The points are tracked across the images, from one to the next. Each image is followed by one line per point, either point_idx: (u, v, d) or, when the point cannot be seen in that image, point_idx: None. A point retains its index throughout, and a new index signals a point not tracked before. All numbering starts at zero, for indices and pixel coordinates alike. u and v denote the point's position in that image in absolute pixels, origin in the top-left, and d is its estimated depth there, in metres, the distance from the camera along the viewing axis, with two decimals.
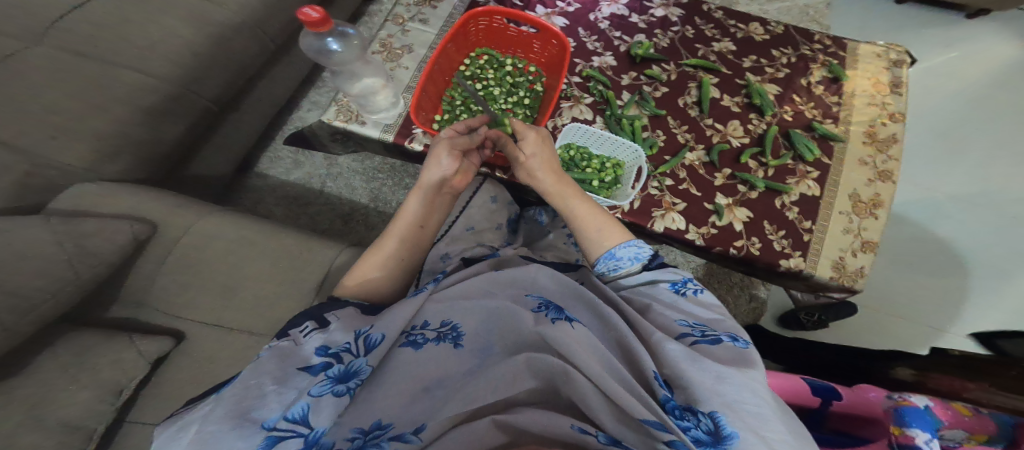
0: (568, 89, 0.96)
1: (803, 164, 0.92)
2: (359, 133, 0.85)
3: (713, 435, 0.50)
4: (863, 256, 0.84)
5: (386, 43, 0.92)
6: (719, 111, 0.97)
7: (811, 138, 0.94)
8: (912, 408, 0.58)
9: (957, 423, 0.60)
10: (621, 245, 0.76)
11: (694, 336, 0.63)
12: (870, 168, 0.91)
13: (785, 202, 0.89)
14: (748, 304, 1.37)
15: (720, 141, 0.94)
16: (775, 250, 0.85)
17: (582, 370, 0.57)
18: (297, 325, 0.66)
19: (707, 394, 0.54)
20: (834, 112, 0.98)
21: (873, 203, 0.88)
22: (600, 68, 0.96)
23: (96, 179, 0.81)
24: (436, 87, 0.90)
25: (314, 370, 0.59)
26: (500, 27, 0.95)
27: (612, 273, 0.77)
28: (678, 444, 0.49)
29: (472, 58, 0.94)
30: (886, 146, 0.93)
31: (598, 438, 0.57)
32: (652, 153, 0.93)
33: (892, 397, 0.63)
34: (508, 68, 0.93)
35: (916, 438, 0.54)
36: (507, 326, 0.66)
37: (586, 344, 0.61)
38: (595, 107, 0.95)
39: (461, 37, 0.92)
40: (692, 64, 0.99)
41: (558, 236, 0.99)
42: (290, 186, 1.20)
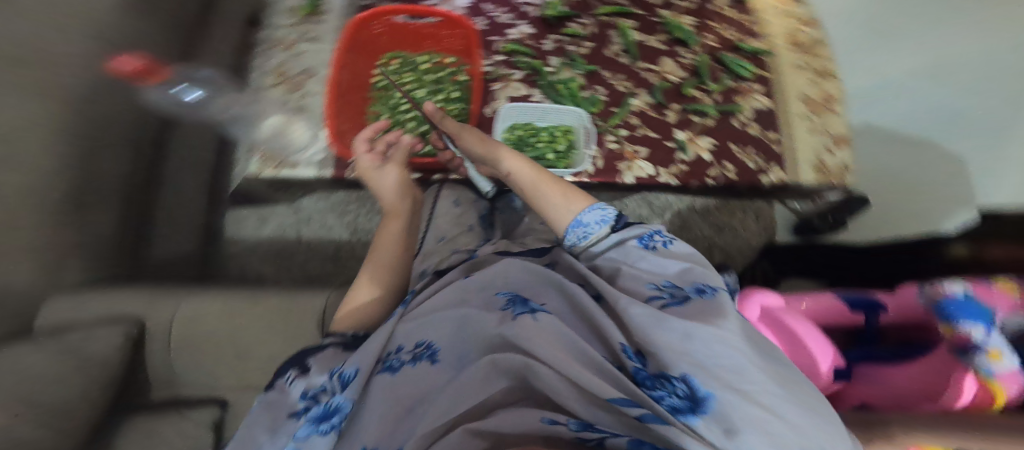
0: (495, 70, 0.88)
1: (744, 82, 0.89)
2: (294, 177, 0.83)
3: (691, 402, 0.44)
4: (839, 152, 0.85)
5: (278, 73, 1.04)
6: (648, 52, 0.90)
7: (743, 58, 0.90)
8: (952, 299, 0.57)
9: (1013, 310, 0.58)
10: (587, 209, 0.68)
11: (663, 299, 0.55)
12: (809, 68, 0.90)
13: (743, 121, 0.86)
14: (757, 224, 1.28)
15: (660, 79, 0.88)
16: (750, 169, 0.83)
17: (544, 359, 0.51)
18: (283, 374, 0.59)
19: (679, 355, 0.47)
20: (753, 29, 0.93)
21: (825, 101, 0.88)
22: (519, 40, 0.89)
23: (55, 290, 0.75)
24: (354, 103, 0.90)
25: (299, 415, 0.55)
26: (403, 28, 0.93)
27: (583, 242, 0.67)
28: (649, 417, 0.43)
29: (383, 65, 0.91)
30: (813, 47, 0.93)
31: (571, 425, 0.47)
32: (599, 110, 0.87)
33: (925, 291, 0.62)
34: (425, 65, 0.89)
35: (973, 336, 0.52)
36: (470, 328, 0.61)
37: (550, 332, 0.55)
38: (528, 81, 0.88)
39: (364, 47, 0.92)
40: (607, 11, 0.91)
41: (535, 219, 0.86)
42: (270, 242, 1.22)
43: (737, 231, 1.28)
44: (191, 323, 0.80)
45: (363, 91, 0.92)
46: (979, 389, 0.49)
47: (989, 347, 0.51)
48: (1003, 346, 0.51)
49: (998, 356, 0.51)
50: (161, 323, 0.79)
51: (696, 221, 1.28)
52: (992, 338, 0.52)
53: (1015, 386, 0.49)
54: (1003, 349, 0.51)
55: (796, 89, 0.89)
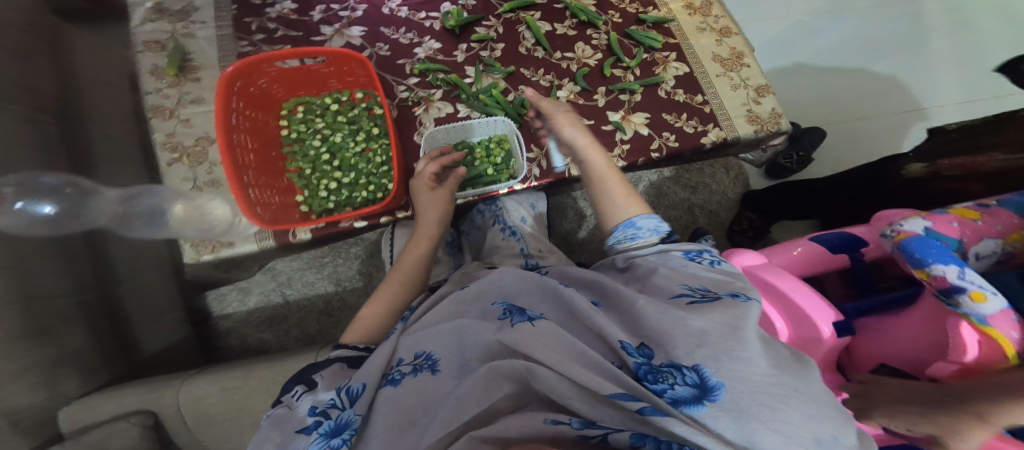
0: (412, 95, 0.84)
1: (657, 52, 0.88)
2: (234, 255, 0.78)
3: (698, 391, 0.38)
4: (765, 100, 0.85)
5: (174, 145, 0.82)
6: (560, 41, 0.88)
7: (648, 30, 0.90)
8: (915, 242, 0.55)
9: (976, 235, 0.59)
10: (645, 215, 0.64)
11: (692, 298, 0.48)
12: (709, 30, 0.91)
13: (668, 90, 0.86)
14: (727, 176, 1.18)
15: (579, 67, 0.87)
16: (688, 134, 0.83)
17: (544, 362, 0.43)
18: (289, 391, 0.53)
19: (694, 349, 0.41)
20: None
21: (737, 56, 0.88)
22: (428, 57, 0.86)
23: (65, 398, 0.63)
24: (271, 166, 0.76)
25: (309, 431, 0.48)
26: (291, 73, 0.79)
27: (626, 242, 0.63)
28: (650, 411, 0.37)
29: (289, 116, 0.81)
30: (708, 9, 0.93)
31: (573, 425, 0.41)
32: (528, 110, 0.84)
33: (887, 234, 0.60)
34: (334, 107, 0.80)
35: (948, 278, 0.50)
36: (468, 340, 0.52)
37: (550, 334, 0.48)
38: (450, 98, 0.85)
39: (248, 100, 0.75)
40: (509, 9, 0.89)
41: (493, 234, 0.80)
42: (248, 324, 1.07)
43: (712, 188, 1.17)
44: (202, 405, 0.69)
45: (272, 154, 0.77)
46: (982, 342, 0.48)
47: (969, 289, 0.49)
48: (982, 285, 0.49)
49: (980, 297, 0.49)
50: (172, 407, 0.68)
51: (671, 187, 1.16)
52: (968, 276, 0.50)
53: (1014, 330, 0.47)
54: (982, 285, 0.49)
55: (705, 50, 0.89)
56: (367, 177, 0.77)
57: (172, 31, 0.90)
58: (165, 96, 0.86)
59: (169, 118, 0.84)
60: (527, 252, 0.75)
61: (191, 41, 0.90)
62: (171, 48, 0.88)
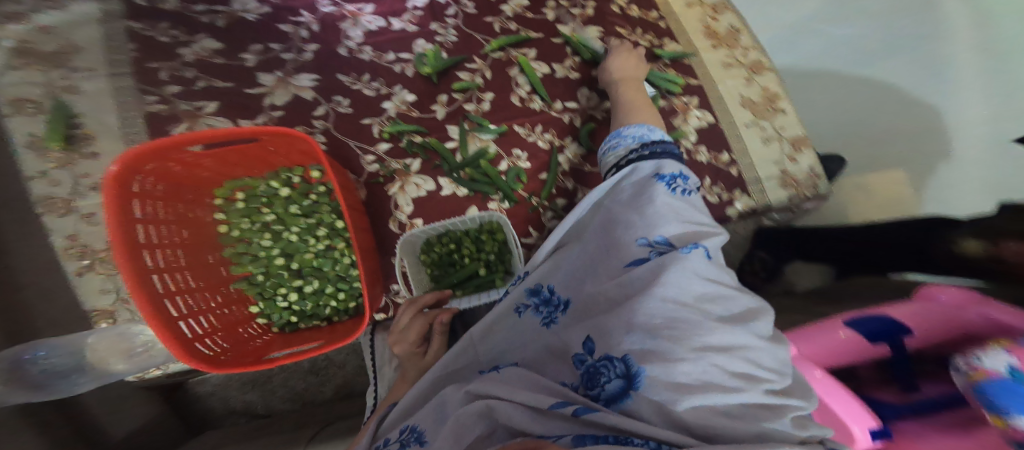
0: (382, 167, 0.70)
1: (675, 98, 0.72)
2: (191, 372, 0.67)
3: (626, 381, 0.36)
4: (802, 155, 0.73)
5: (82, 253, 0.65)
6: (560, 87, 0.73)
7: (665, 69, 0.73)
8: (991, 386, 0.35)
9: None
10: (635, 124, 0.57)
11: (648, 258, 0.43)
12: (738, 66, 0.75)
13: (690, 148, 0.72)
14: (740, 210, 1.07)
15: (584, 120, 0.73)
16: (713, 205, 0.71)
17: (489, 393, 0.42)
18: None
19: (624, 333, 0.38)
20: (663, 30, 0.76)
21: (769, 99, 0.74)
22: (400, 114, 0.71)
23: None
24: (207, 271, 0.64)
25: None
26: (223, 151, 0.62)
27: (607, 151, 0.58)
28: (578, 410, 0.36)
29: (225, 205, 0.66)
30: (734, 39, 0.77)
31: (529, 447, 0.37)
32: (526, 183, 0.70)
33: (957, 363, 0.38)
34: (282, 193, 0.65)
35: None
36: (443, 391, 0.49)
37: (512, 372, 0.44)
38: (429, 168, 0.70)
39: (163, 197, 0.59)
40: (496, 48, 0.72)
41: None
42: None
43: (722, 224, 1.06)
44: None
45: (207, 258, 0.65)
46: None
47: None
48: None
49: None
50: None
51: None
52: None
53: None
54: None
55: (732, 93, 0.75)
56: (334, 283, 0.66)
57: (46, 84, 0.68)
58: (55, 182, 0.65)
59: (67, 213, 0.65)
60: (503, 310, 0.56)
61: (74, 97, 0.68)
62: (51, 109, 0.66)
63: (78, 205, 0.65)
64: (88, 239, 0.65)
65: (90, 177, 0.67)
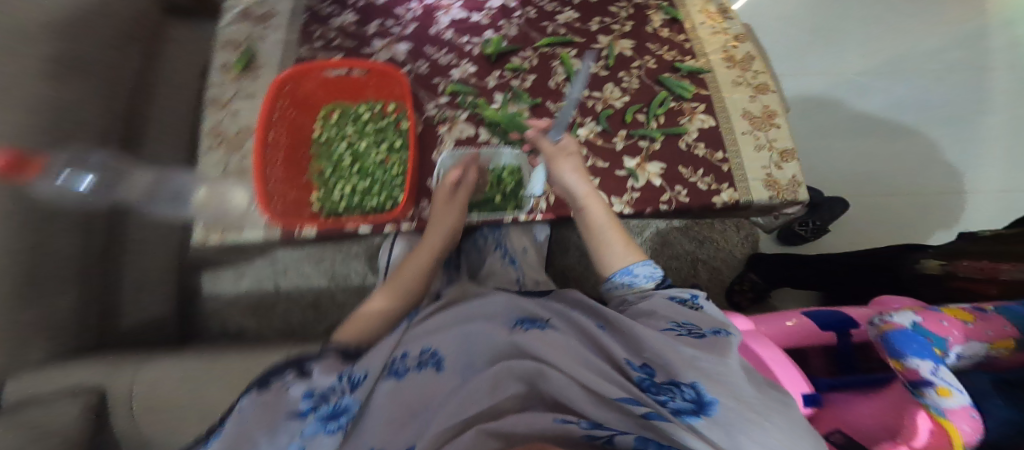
0: (439, 113, 0.88)
1: (686, 102, 0.87)
2: (241, 241, 0.81)
3: (696, 405, 0.45)
4: (788, 166, 0.82)
5: (218, 133, 0.86)
6: (589, 80, 0.89)
7: (681, 79, 0.88)
8: (900, 335, 0.60)
9: (966, 336, 0.62)
10: (640, 262, 0.68)
11: (680, 332, 0.55)
12: (746, 85, 0.87)
13: (690, 142, 0.84)
14: (739, 235, 1.11)
15: (603, 107, 0.87)
16: (701, 191, 0.82)
17: (552, 361, 0.51)
18: (278, 373, 0.51)
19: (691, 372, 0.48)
20: (687, 50, 0.91)
21: (767, 115, 0.85)
22: (461, 79, 0.89)
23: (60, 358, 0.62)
24: (297, 161, 0.82)
25: (304, 415, 0.48)
26: (343, 81, 0.88)
27: (625, 288, 0.68)
28: (652, 416, 0.45)
29: (324, 119, 0.87)
30: (748, 64, 0.89)
31: (581, 425, 0.48)
32: (545, 144, 0.85)
33: (876, 322, 0.65)
34: (365, 117, 0.86)
35: (920, 372, 0.56)
36: (480, 341, 0.58)
37: (562, 345, 0.55)
38: (473, 121, 0.88)
39: (295, 99, 0.83)
40: (545, 43, 0.91)
41: (494, 259, 0.80)
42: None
43: (719, 244, 1.12)
44: None
45: (300, 153, 0.84)
46: (934, 433, 0.54)
47: (938, 385, 0.55)
48: (949, 384, 0.55)
49: (946, 392, 0.54)
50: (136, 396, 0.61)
51: (678, 239, 1.10)
52: (942, 373, 0.56)
53: (970, 428, 0.53)
54: (950, 384, 0.55)
55: (737, 106, 0.86)
56: (382, 185, 0.82)
57: (248, 33, 0.94)
58: (223, 89, 0.89)
59: (222, 108, 0.88)
60: (522, 281, 0.78)
61: (261, 41, 0.93)
62: (244, 48, 0.92)
63: (232, 104, 0.89)
64: (226, 127, 0.87)
65: (247, 89, 0.90)
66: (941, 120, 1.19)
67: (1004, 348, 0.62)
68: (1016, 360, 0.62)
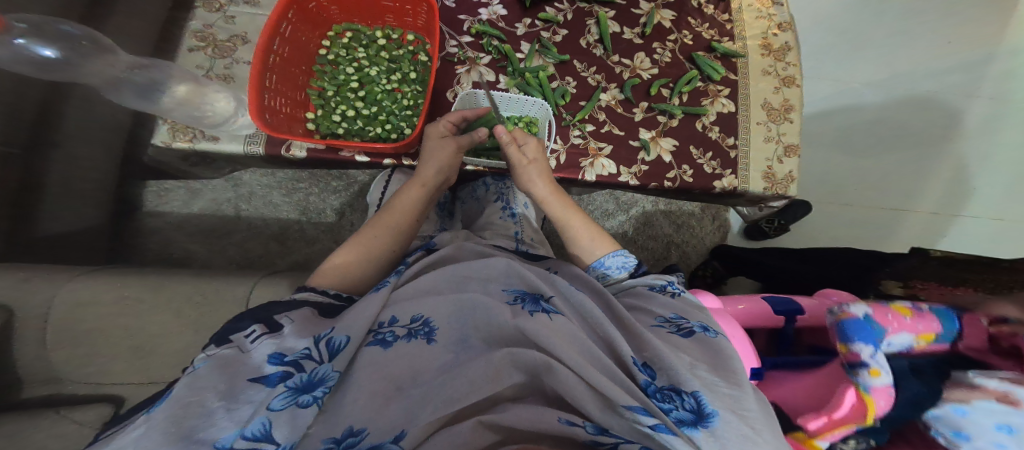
0: (461, 52, 0.88)
1: (712, 84, 0.90)
2: (214, 151, 0.73)
3: (695, 415, 0.52)
4: (787, 161, 0.87)
5: (206, 36, 0.79)
6: (623, 46, 0.91)
7: (713, 59, 0.92)
8: (853, 321, 0.56)
9: (901, 327, 0.57)
10: (610, 254, 0.75)
11: (670, 330, 0.63)
12: (774, 76, 0.92)
13: (706, 124, 0.88)
14: (712, 224, 1.33)
15: (631, 76, 0.90)
16: (706, 174, 0.86)
17: (563, 362, 0.55)
18: (243, 329, 0.54)
19: (687, 377, 0.54)
20: (728, 30, 0.94)
21: (785, 108, 0.90)
22: (490, 21, 0.89)
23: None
24: (296, 78, 0.77)
25: (271, 381, 0.50)
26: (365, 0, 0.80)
27: (602, 280, 0.76)
28: (661, 428, 0.50)
29: (333, 38, 0.81)
30: (783, 54, 0.93)
31: (587, 428, 0.54)
32: (566, 102, 0.88)
33: (833, 310, 0.61)
34: (381, 42, 0.81)
35: (862, 354, 0.53)
36: (478, 315, 0.61)
37: (565, 334, 0.58)
38: (495, 66, 0.89)
39: (309, 12, 0.77)
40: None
41: (494, 212, 0.90)
42: (201, 218, 1.16)
43: (694, 230, 1.32)
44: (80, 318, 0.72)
45: (302, 67, 0.78)
46: (855, 405, 0.53)
47: (871, 366, 0.52)
48: (884, 368, 0.52)
49: (876, 372, 0.52)
50: None
51: (660, 220, 1.31)
52: (878, 357, 0.53)
53: (886, 403, 0.51)
54: (885, 368, 0.52)
55: (761, 94, 0.91)
56: (388, 114, 0.79)
57: None
58: None
59: (216, 11, 0.81)
60: (521, 237, 0.85)
61: None
62: None
63: (229, 9, 0.82)
64: (216, 31, 0.80)
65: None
66: (922, 139, 1.35)
67: (923, 341, 0.58)
68: (930, 352, 0.58)
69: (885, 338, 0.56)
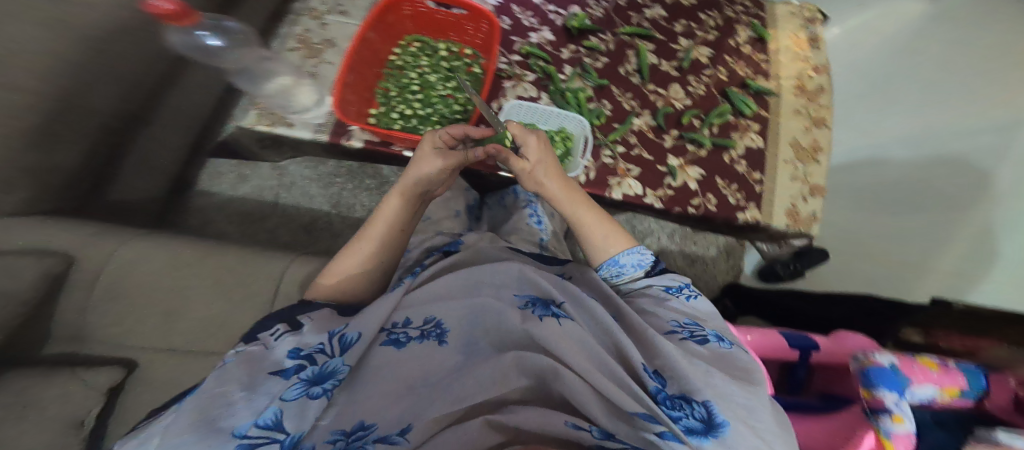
0: (509, 68, 0.96)
1: (744, 118, 0.97)
2: (288, 136, 0.80)
3: (705, 424, 0.54)
4: (812, 200, 0.91)
5: (303, 39, 0.88)
6: (659, 76, 0.99)
7: (748, 95, 0.98)
8: (879, 369, 0.60)
9: (927, 379, 0.61)
10: (625, 252, 0.76)
11: (682, 335, 0.65)
12: (806, 116, 0.98)
13: (734, 157, 0.93)
14: (725, 262, 1.43)
15: (664, 105, 0.97)
16: (730, 205, 0.90)
17: (569, 366, 0.60)
18: (269, 328, 0.62)
19: (700, 386, 0.57)
20: (764, 69, 1.02)
21: (814, 149, 0.94)
22: (538, 44, 0.97)
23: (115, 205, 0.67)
24: (366, 78, 0.86)
25: (286, 374, 0.56)
26: (437, 17, 0.92)
27: (614, 279, 0.78)
28: (668, 435, 0.54)
29: (402, 46, 0.91)
30: (817, 95, 1.00)
31: (592, 433, 0.59)
32: (601, 123, 0.94)
33: (857, 356, 0.64)
34: (443, 53, 0.91)
35: (886, 401, 0.57)
36: (489, 320, 0.66)
37: (576, 341, 0.62)
38: (538, 84, 0.96)
39: (387, 24, 0.88)
40: (628, 31, 1.01)
41: (520, 218, 0.95)
42: (242, 201, 1.24)
43: (707, 267, 1.42)
44: (139, 274, 0.78)
45: (375, 69, 0.88)
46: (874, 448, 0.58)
47: (895, 412, 0.56)
48: (907, 416, 0.56)
49: (900, 419, 0.56)
50: None
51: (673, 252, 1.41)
52: (903, 404, 0.57)
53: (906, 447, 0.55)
54: (908, 415, 0.56)
55: (791, 133, 0.96)
56: (440, 117, 0.86)
57: None
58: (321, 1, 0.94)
59: (316, 18, 0.91)
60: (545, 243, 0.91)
61: None
62: None
63: (326, 17, 0.92)
64: (313, 35, 0.89)
65: (341, 6, 0.94)
66: None
67: (948, 395, 0.63)
68: (954, 405, 0.64)
69: (910, 389, 0.60)
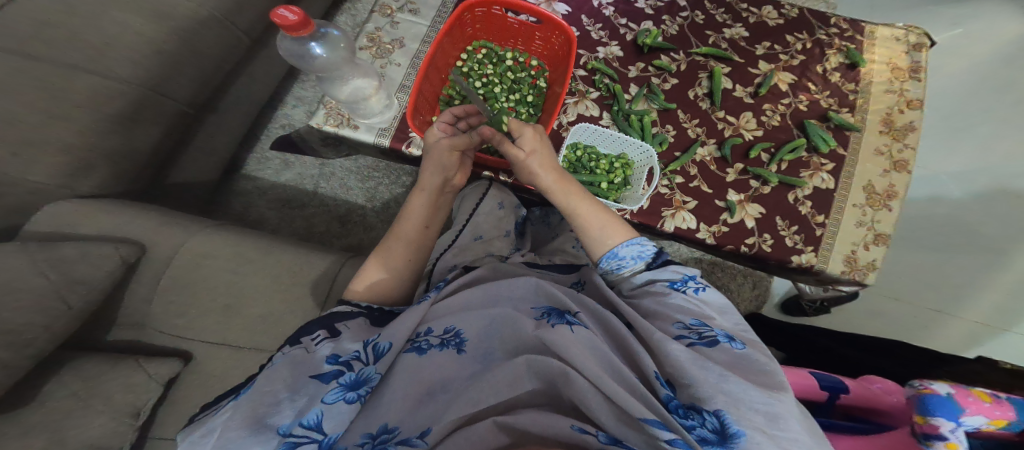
0: (573, 84, 0.94)
1: (817, 156, 0.93)
2: (352, 138, 0.80)
3: (721, 435, 0.47)
4: (874, 248, 0.86)
5: (374, 37, 0.87)
6: (731, 103, 0.96)
7: (826, 129, 0.95)
8: (935, 396, 0.54)
9: (978, 410, 0.53)
10: (624, 244, 0.70)
11: (690, 339, 0.58)
12: (886, 157, 0.93)
13: (799, 197, 0.90)
14: (751, 292, 1.43)
15: (733, 134, 0.94)
16: (787, 246, 0.87)
17: (580, 370, 0.53)
18: (309, 333, 0.59)
19: (711, 392, 0.51)
20: (850, 101, 0.98)
21: (887, 195, 0.90)
22: (605, 59, 0.95)
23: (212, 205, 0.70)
24: (434, 85, 0.86)
25: (326, 377, 0.54)
26: (506, 22, 0.91)
27: (616, 272, 0.71)
28: (679, 443, 0.46)
29: (470, 52, 0.90)
30: (904, 134, 0.94)
31: (598, 437, 0.51)
32: (663, 150, 0.91)
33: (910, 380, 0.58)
34: (509, 63, 0.89)
35: (942, 429, 0.53)
36: (507, 328, 0.62)
37: (587, 346, 0.57)
38: (601, 102, 0.94)
39: (459, 30, 0.88)
40: (702, 53, 0.98)
41: (565, 240, 0.92)
42: (285, 188, 1.22)
43: (733, 295, 1.43)
44: (196, 263, 0.79)
45: (443, 75, 0.89)
46: None
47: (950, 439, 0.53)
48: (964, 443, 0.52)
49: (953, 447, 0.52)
50: None
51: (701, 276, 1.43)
52: (959, 432, 0.52)
53: None
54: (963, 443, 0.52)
55: (867, 174, 0.92)
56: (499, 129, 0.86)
57: None
58: None
59: (386, 16, 0.89)
60: None
61: None
62: None
63: (397, 15, 0.90)
64: (383, 34, 0.87)
65: (414, 4, 0.92)
66: None
67: (993, 425, 0.54)
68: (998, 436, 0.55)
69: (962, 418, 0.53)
